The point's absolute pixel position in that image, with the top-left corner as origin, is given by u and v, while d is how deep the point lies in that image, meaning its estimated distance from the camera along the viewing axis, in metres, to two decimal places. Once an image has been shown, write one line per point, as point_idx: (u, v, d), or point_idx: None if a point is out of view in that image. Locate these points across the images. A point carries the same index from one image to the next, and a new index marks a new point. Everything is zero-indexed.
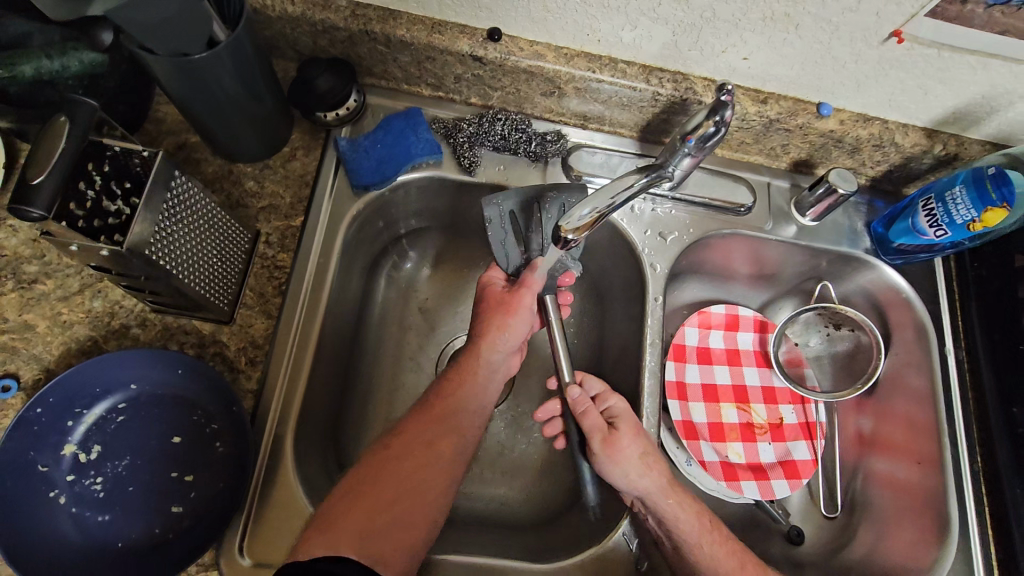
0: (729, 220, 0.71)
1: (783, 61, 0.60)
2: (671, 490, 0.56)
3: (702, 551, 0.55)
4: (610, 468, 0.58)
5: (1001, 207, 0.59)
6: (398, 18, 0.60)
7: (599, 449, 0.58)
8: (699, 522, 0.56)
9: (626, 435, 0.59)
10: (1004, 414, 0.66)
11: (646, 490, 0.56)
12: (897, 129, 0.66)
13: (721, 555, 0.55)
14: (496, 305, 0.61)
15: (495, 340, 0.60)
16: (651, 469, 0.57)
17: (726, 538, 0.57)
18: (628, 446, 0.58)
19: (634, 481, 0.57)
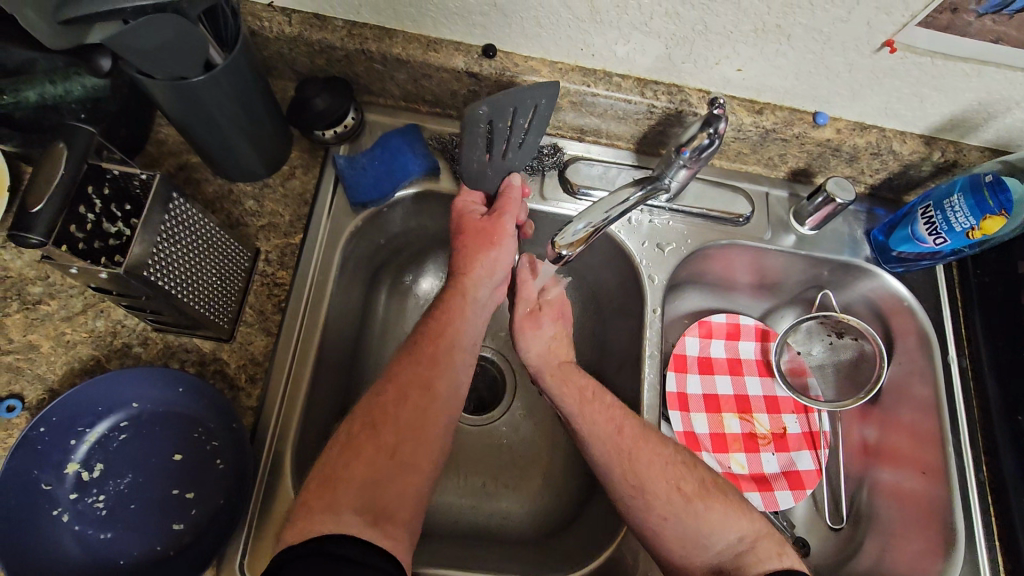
0: (728, 230, 0.71)
1: (777, 72, 0.60)
2: (567, 371, 0.64)
3: (586, 420, 0.60)
4: (523, 336, 0.66)
5: (999, 214, 0.58)
6: (394, 36, 0.60)
7: (518, 321, 0.66)
8: (584, 394, 0.62)
9: (546, 317, 0.67)
10: (1010, 423, 0.65)
11: (542, 365, 0.65)
12: (894, 137, 0.66)
13: (601, 419, 0.60)
14: (476, 235, 0.62)
15: (479, 272, 0.62)
16: (553, 348, 0.66)
17: (611, 408, 0.61)
18: (540, 326, 0.66)
19: (536, 353, 0.65)
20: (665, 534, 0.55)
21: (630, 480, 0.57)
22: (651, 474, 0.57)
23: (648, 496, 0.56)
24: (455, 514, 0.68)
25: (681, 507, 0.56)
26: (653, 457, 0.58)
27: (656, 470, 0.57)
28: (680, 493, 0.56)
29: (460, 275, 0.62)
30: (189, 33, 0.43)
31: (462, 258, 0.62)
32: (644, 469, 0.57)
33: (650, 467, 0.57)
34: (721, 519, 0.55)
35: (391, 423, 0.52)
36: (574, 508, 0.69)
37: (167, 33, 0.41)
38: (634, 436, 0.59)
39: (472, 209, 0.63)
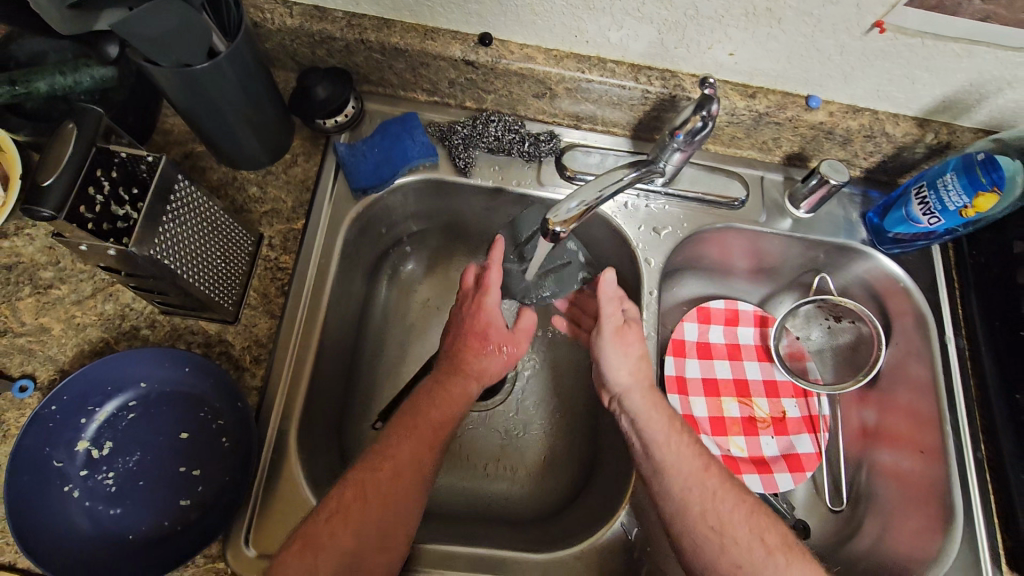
0: (723, 214, 0.72)
1: (769, 55, 0.61)
2: (651, 392, 0.61)
3: (671, 449, 0.57)
4: (610, 354, 0.62)
5: (991, 191, 0.59)
6: (392, 26, 0.62)
7: (605, 336, 0.62)
8: (672, 423, 0.59)
9: (635, 335, 0.62)
10: (1007, 401, 0.65)
11: (629, 384, 0.61)
12: (887, 119, 0.67)
13: (687, 454, 0.58)
14: (482, 341, 0.62)
15: (474, 371, 0.60)
16: (641, 368, 0.61)
17: (695, 446, 0.59)
18: (633, 343, 0.62)
19: (620, 373, 0.61)
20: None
21: (710, 523, 0.54)
22: (734, 521, 0.55)
23: (730, 544, 0.54)
24: (457, 496, 0.69)
25: (762, 557, 0.53)
26: (738, 503, 0.56)
27: (739, 518, 0.55)
28: (763, 544, 0.54)
29: (459, 371, 0.60)
30: (193, 22, 0.44)
31: (456, 358, 0.61)
32: (731, 519, 0.54)
33: (734, 517, 0.55)
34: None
35: None
36: (574, 489, 0.69)
37: (172, 20, 0.43)
38: (717, 478, 0.57)
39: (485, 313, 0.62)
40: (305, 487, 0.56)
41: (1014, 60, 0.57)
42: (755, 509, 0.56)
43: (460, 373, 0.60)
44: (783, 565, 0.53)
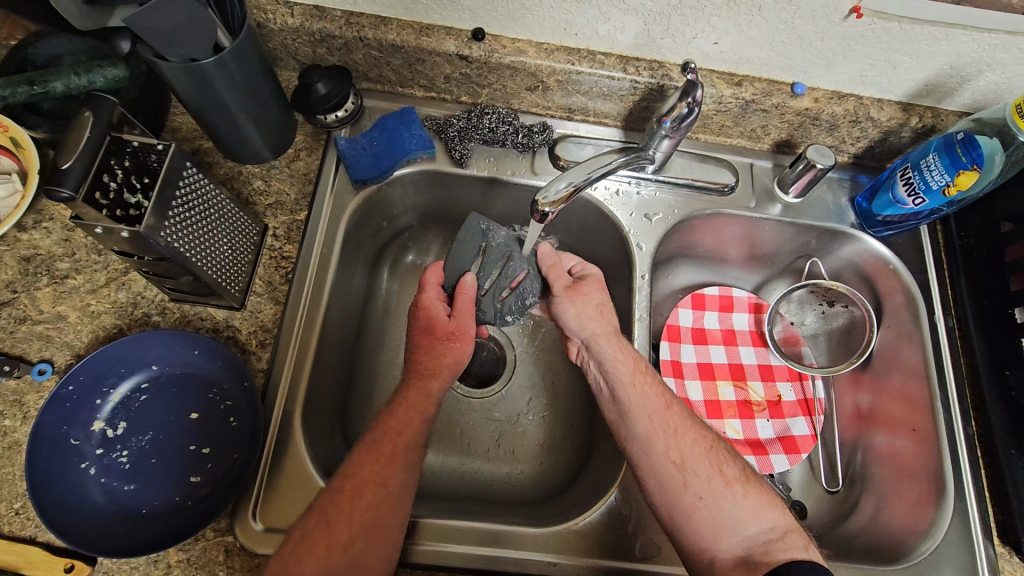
0: (713, 200, 0.74)
1: (752, 43, 0.63)
2: (613, 335, 0.63)
3: (632, 387, 0.60)
4: (569, 307, 0.65)
5: (973, 169, 0.60)
6: (389, 24, 0.65)
7: (561, 295, 0.66)
8: (634, 366, 0.62)
9: (591, 286, 0.66)
10: (998, 378, 0.66)
11: (592, 333, 0.63)
12: (872, 104, 0.68)
13: (649, 394, 0.61)
14: (447, 338, 0.62)
15: (425, 367, 0.61)
16: (600, 316, 0.64)
17: (657, 384, 0.62)
18: (587, 293, 0.65)
19: (583, 322, 0.64)
20: (697, 522, 0.54)
21: (672, 459, 0.57)
22: (695, 457, 0.57)
23: (692, 479, 0.56)
24: (458, 478, 0.71)
25: (721, 487, 0.56)
26: (697, 439, 0.58)
27: (699, 454, 0.57)
28: (722, 477, 0.56)
29: (421, 375, 0.60)
30: (198, 16, 0.47)
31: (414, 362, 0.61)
32: (690, 454, 0.57)
33: (693, 453, 0.57)
34: (757, 506, 0.55)
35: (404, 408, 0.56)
36: (572, 472, 0.71)
37: (179, 15, 0.45)
38: (679, 415, 0.60)
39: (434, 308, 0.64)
40: (310, 465, 0.58)
41: (991, 41, 0.59)
42: (711, 444, 0.58)
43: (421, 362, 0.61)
44: (739, 495, 0.55)
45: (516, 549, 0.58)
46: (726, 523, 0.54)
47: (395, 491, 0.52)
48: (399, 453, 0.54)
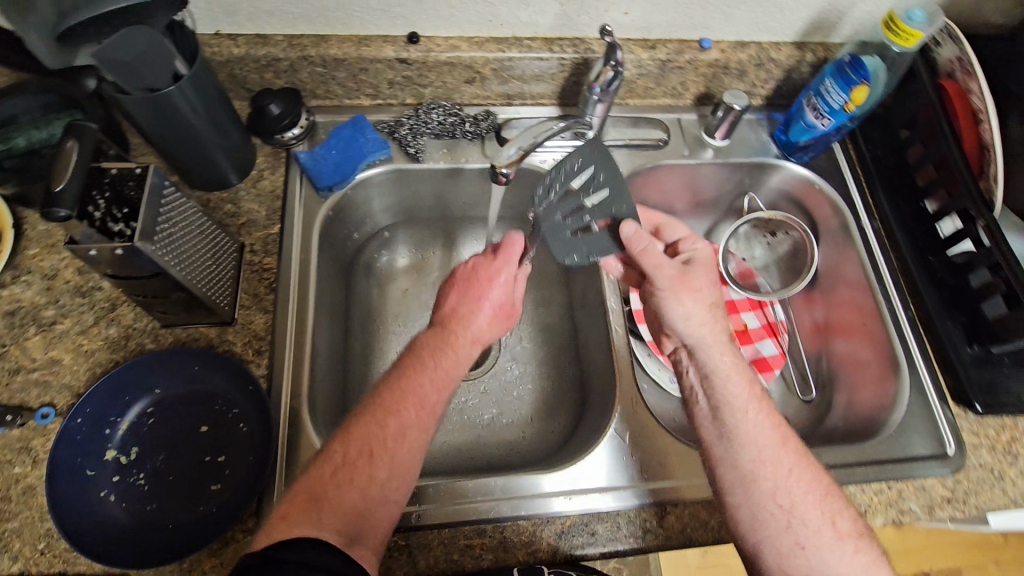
0: (652, 154, 0.81)
1: (658, 9, 0.70)
2: (725, 346, 0.61)
3: (742, 415, 0.57)
4: (675, 303, 0.61)
5: (862, 84, 0.68)
6: (329, 40, 0.70)
7: (668, 287, 0.61)
8: (748, 388, 0.59)
9: (705, 284, 0.62)
10: (923, 264, 0.73)
11: (700, 337, 0.61)
12: (771, 47, 0.77)
13: (763, 426, 0.57)
14: (503, 315, 0.62)
15: (480, 336, 0.60)
16: (710, 319, 0.61)
17: (772, 415, 0.58)
18: (700, 289, 0.62)
19: (689, 322, 0.61)
20: (788, 568, 0.53)
21: (779, 501, 0.54)
22: (807, 504, 0.54)
23: (798, 526, 0.53)
24: (467, 453, 0.73)
25: (830, 540, 0.53)
26: (814, 485, 0.55)
27: (812, 501, 0.54)
28: (833, 528, 0.53)
29: (454, 332, 0.59)
30: (159, 45, 0.52)
31: (456, 318, 0.60)
32: (802, 501, 0.54)
33: (807, 501, 0.54)
34: (866, 566, 0.52)
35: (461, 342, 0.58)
36: (570, 426, 0.75)
37: (141, 45, 0.50)
38: (795, 451, 0.56)
39: (502, 278, 0.62)
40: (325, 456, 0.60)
41: None
42: (828, 492, 0.55)
43: (459, 339, 0.58)
44: (852, 550, 0.52)
45: (527, 494, 0.59)
46: None
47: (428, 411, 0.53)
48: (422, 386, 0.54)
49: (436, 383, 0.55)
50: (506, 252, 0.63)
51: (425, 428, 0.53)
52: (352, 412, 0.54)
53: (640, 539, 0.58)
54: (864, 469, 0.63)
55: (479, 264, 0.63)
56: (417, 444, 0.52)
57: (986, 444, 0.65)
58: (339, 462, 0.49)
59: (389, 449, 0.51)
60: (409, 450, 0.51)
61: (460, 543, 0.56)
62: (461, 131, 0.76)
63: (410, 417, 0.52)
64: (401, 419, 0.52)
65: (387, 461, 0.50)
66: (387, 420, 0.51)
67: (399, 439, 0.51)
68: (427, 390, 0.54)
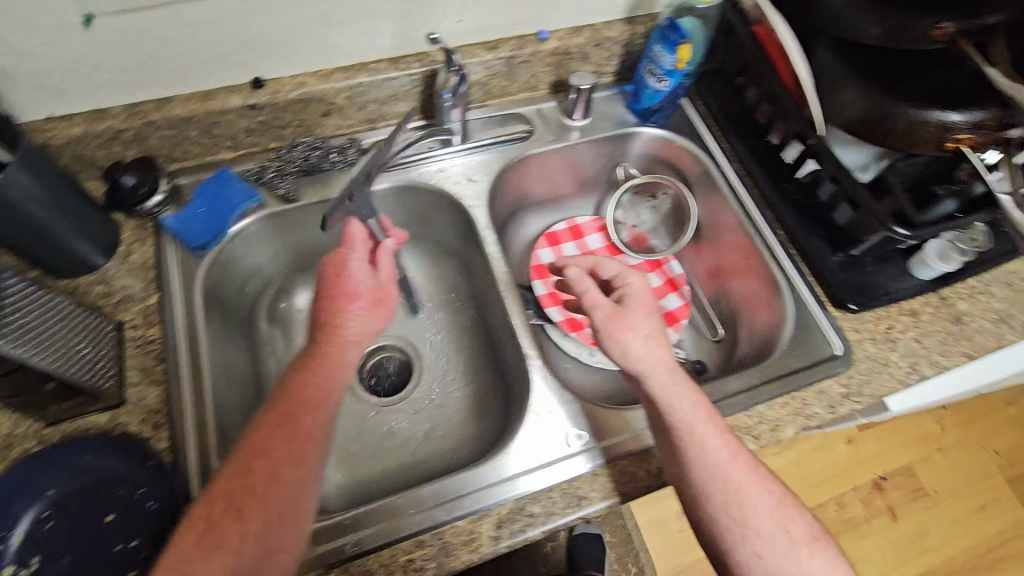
0: (520, 147, 0.84)
1: (489, 11, 0.73)
2: (671, 373, 0.59)
3: (695, 441, 0.57)
4: (612, 340, 0.62)
5: (684, 43, 0.73)
6: (171, 101, 0.69)
7: (603, 324, 0.63)
8: (700, 413, 0.58)
9: (641, 317, 0.63)
10: (782, 191, 0.80)
11: (644, 366, 0.60)
12: (605, 27, 0.82)
13: (715, 447, 0.57)
14: (374, 303, 0.64)
15: (354, 334, 0.61)
16: (651, 349, 0.61)
17: (726, 430, 0.59)
18: (636, 326, 0.62)
19: (629, 353, 0.61)
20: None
21: (733, 515, 0.55)
22: (761, 517, 0.55)
23: (752, 538, 0.55)
24: (405, 473, 0.74)
25: (787, 545, 0.55)
26: (765, 496, 0.56)
27: (765, 513, 0.56)
28: (786, 534, 0.55)
29: (326, 337, 0.60)
30: None
31: (328, 326, 0.61)
32: (755, 515, 0.55)
33: (760, 513, 0.55)
34: (823, 567, 0.55)
35: (331, 358, 0.59)
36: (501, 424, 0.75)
37: None
38: (748, 464, 0.57)
39: (354, 269, 0.64)
40: None
41: None
42: (781, 502, 0.57)
43: (329, 344, 0.60)
44: (804, 555, 0.55)
45: (460, 495, 0.59)
46: None
47: (302, 438, 0.53)
48: (307, 400, 0.55)
49: (308, 405, 0.55)
50: (349, 238, 0.65)
51: (300, 459, 0.52)
52: (221, 466, 0.52)
53: (577, 507, 0.59)
54: (768, 386, 0.68)
55: (331, 259, 0.64)
56: (294, 479, 0.51)
57: (868, 336, 0.72)
58: (203, 527, 0.48)
59: (262, 492, 0.50)
60: (285, 483, 0.51)
61: (400, 560, 0.55)
62: (330, 163, 0.77)
63: (280, 455, 0.52)
64: (271, 458, 0.51)
65: (265, 504, 0.49)
66: (255, 463, 0.51)
67: (270, 480, 0.50)
68: (301, 416, 0.54)
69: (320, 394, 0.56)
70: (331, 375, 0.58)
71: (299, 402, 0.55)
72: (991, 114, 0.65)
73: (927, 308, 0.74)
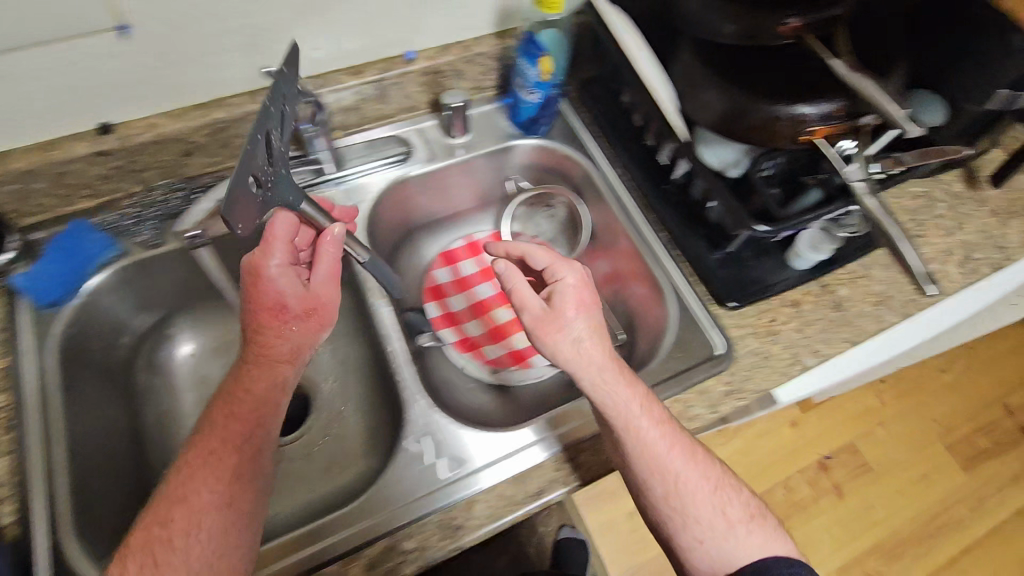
0: (399, 169, 0.83)
1: (346, 37, 0.72)
2: (610, 367, 0.60)
3: (632, 438, 0.59)
4: (543, 343, 0.61)
5: (544, 55, 0.74)
6: (10, 155, 0.66)
7: (534, 328, 0.61)
8: (637, 408, 0.59)
9: (574, 316, 0.61)
10: (663, 192, 0.80)
11: (577, 368, 0.60)
12: (475, 43, 0.80)
13: (654, 440, 0.59)
14: (306, 314, 0.63)
15: (283, 356, 0.62)
16: (585, 350, 0.60)
17: (665, 415, 0.61)
18: (566, 328, 0.61)
19: (562, 355, 0.61)
20: (696, 557, 0.59)
21: (672, 503, 0.59)
22: (699, 501, 0.60)
23: (691, 521, 0.59)
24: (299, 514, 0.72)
25: (724, 528, 0.59)
26: (701, 482, 0.60)
27: (704, 499, 0.60)
28: (723, 516, 0.60)
29: (257, 360, 0.61)
30: None
31: (257, 350, 0.61)
32: (691, 501, 0.59)
33: (698, 498, 0.59)
34: (761, 541, 0.59)
35: (249, 388, 0.60)
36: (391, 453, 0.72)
37: None
38: (683, 450, 0.60)
39: (274, 287, 0.61)
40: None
41: None
42: (716, 484, 0.61)
43: (261, 366, 0.61)
44: (743, 535, 0.59)
45: (330, 534, 0.60)
46: (728, 557, 0.59)
47: (229, 479, 0.56)
48: (229, 441, 0.58)
49: (233, 445, 0.58)
50: (270, 237, 0.61)
51: (225, 505, 0.55)
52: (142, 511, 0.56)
53: (450, 539, 0.60)
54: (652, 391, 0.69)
55: (251, 263, 0.61)
56: (223, 519, 0.55)
57: (750, 332, 0.73)
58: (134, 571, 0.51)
59: (183, 537, 0.53)
60: (212, 523, 0.54)
61: None
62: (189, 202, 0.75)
63: (201, 502, 0.55)
64: (192, 505, 0.54)
65: (207, 528, 0.54)
66: (197, 492, 0.55)
67: (226, 486, 0.56)
68: (227, 456, 0.57)
69: (249, 416, 0.59)
70: (258, 399, 0.60)
71: (232, 432, 0.58)
72: (840, 104, 0.66)
73: (808, 298, 0.75)
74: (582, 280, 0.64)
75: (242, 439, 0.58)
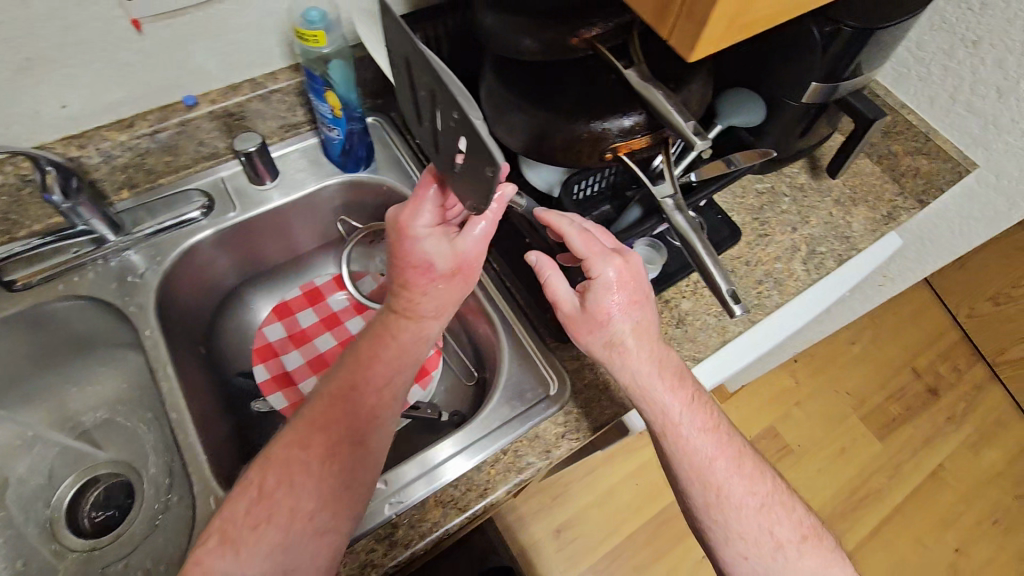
0: (199, 225, 0.75)
1: (98, 90, 0.64)
2: (661, 372, 0.58)
3: (693, 436, 0.58)
4: (583, 336, 0.59)
5: (327, 91, 0.68)
6: None
7: (571, 311, 0.59)
8: (689, 404, 0.58)
9: (634, 310, 0.57)
10: None
11: (636, 355, 0.58)
12: (268, 79, 0.73)
13: (710, 442, 0.58)
14: (452, 273, 0.57)
15: (423, 312, 0.58)
16: (643, 342, 0.58)
17: (716, 421, 0.60)
18: (630, 312, 0.57)
19: (612, 346, 0.58)
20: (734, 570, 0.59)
21: (716, 518, 0.58)
22: (744, 519, 0.58)
23: (736, 540, 0.58)
24: None
25: (770, 549, 0.58)
26: (749, 500, 0.58)
27: (750, 515, 0.58)
28: (773, 538, 0.58)
29: (396, 313, 0.58)
30: None
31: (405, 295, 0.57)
32: (734, 519, 0.58)
33: (745, 514, 0.58)
34: (812, 565, 0.58)
35: (373, 358, 0.57)
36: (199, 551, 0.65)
37: None
38: (737, 453, 0.59)
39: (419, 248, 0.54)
40: None
41: None
42: (765, 502, 0.59)
43: (398, 323, 0.58)
44: (793, 556, 0.58)
45: None
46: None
47: (339, 449, 0.54)
48: (335, 417, 0.55)
49: (369, 401, 0.56)
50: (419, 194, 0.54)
51: (349, 457, 0.54)
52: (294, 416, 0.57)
53: None
54: (479, 441, 0.63)
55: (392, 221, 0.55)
56: (342, 479, 0.53)
57: (585, 364, 0.69)
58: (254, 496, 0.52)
59: (283, 493, 0.52)
60: (320, 488, 0.53)
61: None
62: None
63: (315, 456, 0.53)
64: (315, 449, 0.54)
65: (307, 495, 0.52)
66: (308, 445, 0.54)
67: (324, 463, 0.53)
68: (356, 409, 0.56)
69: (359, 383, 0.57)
70: (375, 368, 0.57)
71: (341, 404, 0.56)
72: (638, 118, 0.61)
73: None
74: (626, 274, 0.57)
75: (352, 417, 0.55)
